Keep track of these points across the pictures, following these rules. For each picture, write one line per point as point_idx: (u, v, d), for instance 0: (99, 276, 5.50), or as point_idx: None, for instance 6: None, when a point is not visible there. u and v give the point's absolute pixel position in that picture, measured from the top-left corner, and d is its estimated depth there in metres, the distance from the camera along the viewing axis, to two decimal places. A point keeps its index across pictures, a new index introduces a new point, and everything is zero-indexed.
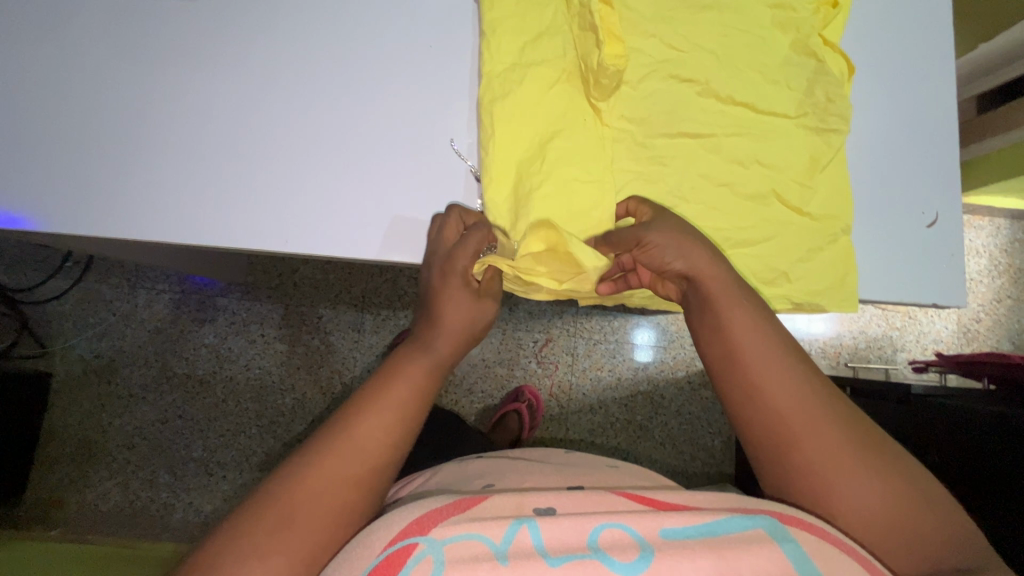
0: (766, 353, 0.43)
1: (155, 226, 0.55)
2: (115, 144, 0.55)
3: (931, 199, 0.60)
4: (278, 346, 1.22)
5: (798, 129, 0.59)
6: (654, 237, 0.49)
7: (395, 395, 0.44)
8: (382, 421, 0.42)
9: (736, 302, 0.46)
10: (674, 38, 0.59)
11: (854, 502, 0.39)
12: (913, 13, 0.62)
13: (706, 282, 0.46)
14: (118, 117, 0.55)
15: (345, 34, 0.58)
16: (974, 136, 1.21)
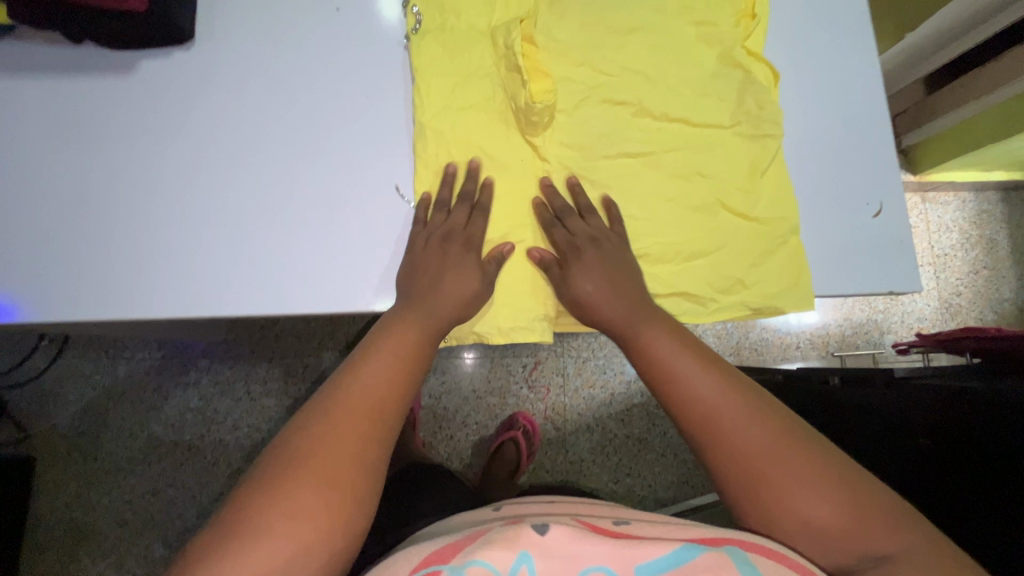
0: (691, 366, 0.48)
1: (108, 303, 0.54)
2: (62, 227, 0.55)
3: (874, 190, 0.61)
4: (267, 402, 1.21)
5: (735, 137, 0.60)
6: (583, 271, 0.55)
7: (389, 358, 0.49)
8: (382, 379, 0.47)
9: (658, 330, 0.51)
10: (604, 63, 0.61)
11: (794, 498, 0.41)
12: (835, 14, 0.64)
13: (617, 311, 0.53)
14: (64, 200, 0.55)
15: (280, 95, 0.59)
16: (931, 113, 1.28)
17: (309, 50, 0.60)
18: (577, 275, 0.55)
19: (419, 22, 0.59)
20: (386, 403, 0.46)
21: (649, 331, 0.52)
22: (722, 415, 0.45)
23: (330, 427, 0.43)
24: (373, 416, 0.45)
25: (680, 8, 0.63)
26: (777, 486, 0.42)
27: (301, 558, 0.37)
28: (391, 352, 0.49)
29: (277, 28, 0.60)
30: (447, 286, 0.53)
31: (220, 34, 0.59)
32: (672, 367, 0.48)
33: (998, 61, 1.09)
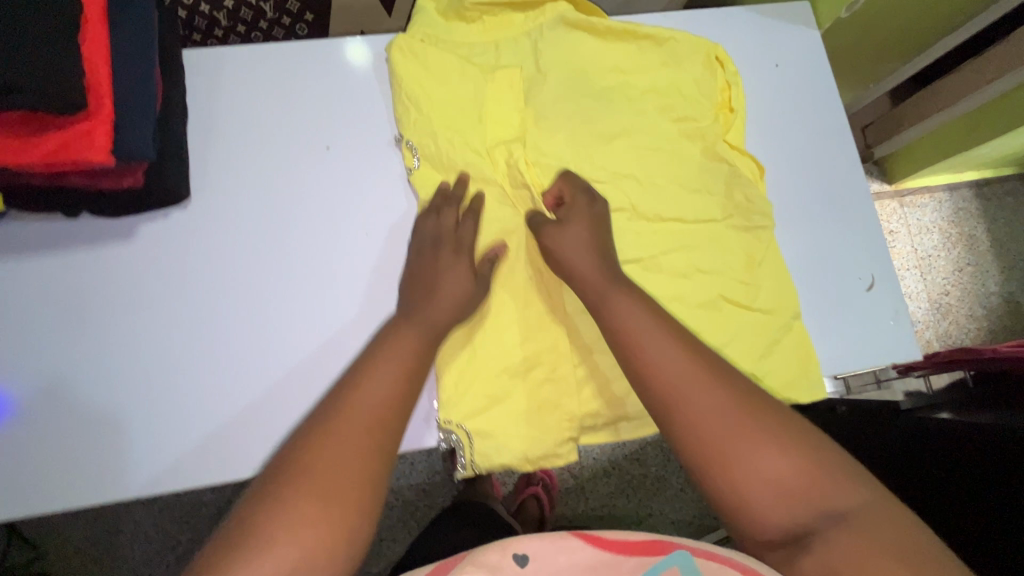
0: (649, 327, 0.47)
1: (136, 476, 0.53)
2: (80, 404, 0.54)
3: (866, 266, 0.64)
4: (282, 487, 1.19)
5: (728, 230, 0.62)
6: (569, 227, 0.55)
7: (388, 366, 0.47)
8: (386, 388, 0.45)
9: (625, 292, 0.51)
10: (594, 171, 0.62)
11: (754, 467, 0.40)
12: (803, 100, 0.68)
13: (584, 266, 0.53)
14: (77, 375, 0.54)
15: (284, 236, 0.59)
16: (896, 125, 1.36)
17: (305, 190, 0.60)
18: (566, 227, 0.55)
19: (414, 154, 0.61)
20: (388, 412, 0.43)
21: (614, 293, 0.51)
22: (676, 374, 0.44)
23: (336, 416, 0.42)
24: (374, 424, 0.42)
25: (659, 107, 0.65)
26: (741, 448, 0.41)
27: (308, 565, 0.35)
28: (390, 360, 0.47)
29: (271, 173, 0.60)
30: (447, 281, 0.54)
31: (215, 187, 0.59)
32: (628, 324, 0.48)
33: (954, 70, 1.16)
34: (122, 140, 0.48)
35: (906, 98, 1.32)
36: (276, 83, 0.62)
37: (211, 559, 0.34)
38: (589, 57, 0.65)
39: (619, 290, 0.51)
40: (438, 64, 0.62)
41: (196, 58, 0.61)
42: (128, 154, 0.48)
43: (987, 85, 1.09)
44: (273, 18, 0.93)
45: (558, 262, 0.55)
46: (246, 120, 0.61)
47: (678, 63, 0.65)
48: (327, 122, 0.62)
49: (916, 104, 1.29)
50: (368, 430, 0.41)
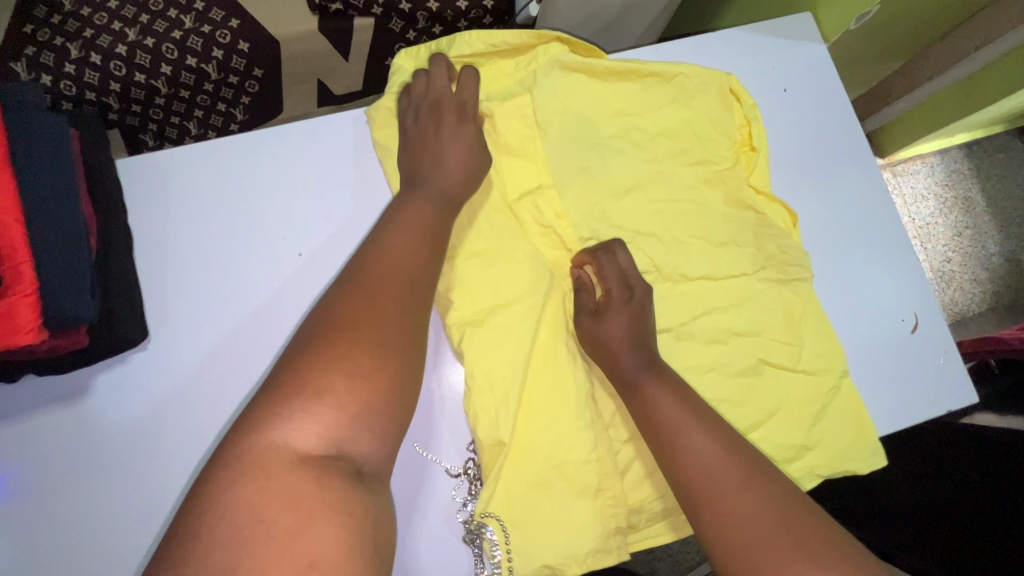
0: (687, 418, 0.45)
1: None
2: (69, 571, 0.47)
3: (908, 305, 0.59)
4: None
5: (762, 283, 0.56)
6: (616, 313, 0.50)
7: (410, 220, 0.46)
8: (405, 243, 0.44)
9: (665, 381, 0.48)
10: (610, 235, 0.56)
11: None
12: (824, 122, 0.62)
13: (622, 350, 0.49)
14: (59, 540, 0.47)
15: (267, 330, 0.52)
16: (883, 101, 1.30)
17: (282, 303, 0.53)
18: (611, 311, 0.50)
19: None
20: (415, 272, 0.43)
21: (649, 381, 0.48)
22: (716, 473, 0.42)
23: (357, 298, 0.39)
24: (405, 286, 0.41)
25: (673, 152, 0.59)
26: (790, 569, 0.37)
27: (347, 430, 0.34)
28: (414, 210, 0.47)
29: (241, 293, 0.53)
30: (452, 157, 0.52)
31: (180, 320, 0.52)
32: (667, 417, 0.46)
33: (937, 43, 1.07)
34: (54, 307, 0.43)
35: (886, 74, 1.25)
36: (234, 185, 0.56)
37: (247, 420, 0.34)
38: (591, 104, 0.59)
39: (657, 378, 0.48)
40: None
41: (138, 171, 0.55)
42: (67, 322, 0.43)
43: (978, 52, 0.99)
44: (218, 79, 0.83)
45: (601, 348, 0.50)
46: (206, 235, 0.55)
47: (688, 99, 0.59)
48: (299, 226, 0.55)
49: (904, 77, 1.21)
50: (403, 289, 0.41)
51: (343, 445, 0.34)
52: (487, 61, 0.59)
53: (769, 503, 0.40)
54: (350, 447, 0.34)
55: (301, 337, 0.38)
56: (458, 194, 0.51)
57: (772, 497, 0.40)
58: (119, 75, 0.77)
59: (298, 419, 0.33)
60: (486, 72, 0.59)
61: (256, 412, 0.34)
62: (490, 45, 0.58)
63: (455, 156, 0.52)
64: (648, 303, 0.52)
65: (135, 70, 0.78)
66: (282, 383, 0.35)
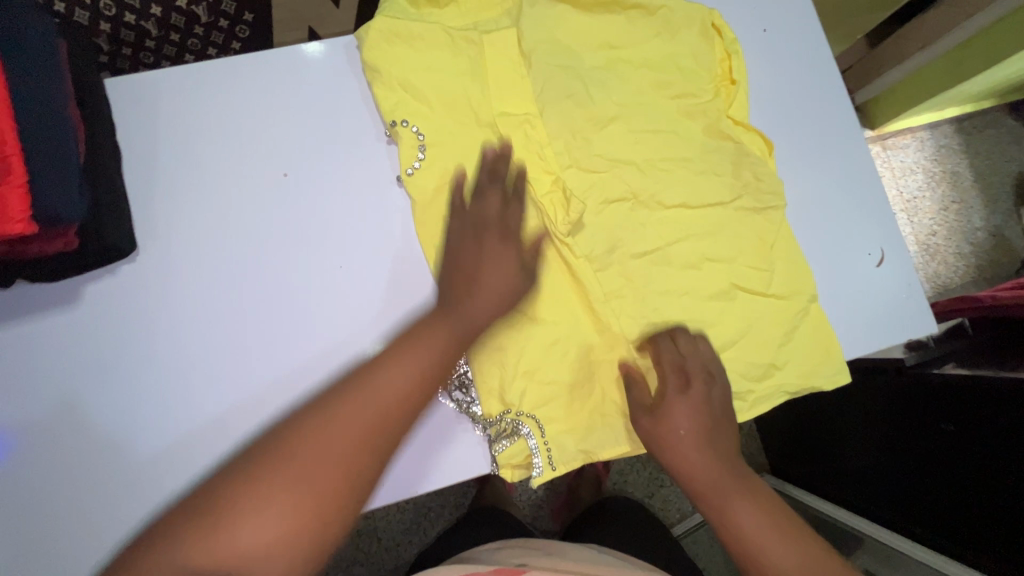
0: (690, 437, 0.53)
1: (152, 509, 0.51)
2: (79, 453, 0.51)
3: (875, 239, 0.62)
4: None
5: (738, 212, 0.58)
6: (674, 387, 0.53)
7: (418, 341, 0.48)
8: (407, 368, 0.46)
9: (686, 401, 0.53)
10: (592, 162, 0.58)
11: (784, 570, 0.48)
12: (797, 64, 0.64)
13: (675, 412, 0.53)
14: (71, 426, 0.52)
15: (257, 242, 0.56)
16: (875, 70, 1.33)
17: (270, 218, 0.56)
18: (673, 384, 0.53)
19: (420, 139, 0.56)
20: (404, 403, 0.45)
21: (671, 398, 0.53)
22: (702, 478, 0.53)
23: (333, 416, 0.43)
24: (383, 417, 0.44)
25: (655, 85, 0.60)
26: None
27: (277, 544, 0.39)
28: (429, 339, 0.48)
29: (229, 209, 0.56)
30: (486, 276, 0.52)
31: (169, 234, 0.55)
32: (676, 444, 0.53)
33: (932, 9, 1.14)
34: (41, 202, 0.42)
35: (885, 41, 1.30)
36: (219, 105, 0.57)
37: (196, 513, 0.39)
38: (576, 37, 0.60)
39: (683, 413, 0.53)
40: (414, 59, 0.57)
41: (123, 88, 0.56)
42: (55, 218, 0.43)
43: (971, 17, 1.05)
44: (207, 22, 0.87)
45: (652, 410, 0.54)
46: (193, 153, 0.56)
47: (671, 33, 0.61)
48: (284, 146, 0.57)
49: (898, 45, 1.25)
50: (384, 412, 0.44)
51: (259, 560, 0.38)
52: None
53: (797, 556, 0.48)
54: (273, 561, 0.39)
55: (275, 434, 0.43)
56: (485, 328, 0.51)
57: (797, 544, 0.49)
58: (110, 14, 0.80)
59: (228, 529, 0.38)
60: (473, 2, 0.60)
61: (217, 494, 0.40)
62: None
63: (494, 287, 0.52)
64: (710, 371, 0.54)
65: (126, 9, 0.81)
66: (237, 474, 0.41)
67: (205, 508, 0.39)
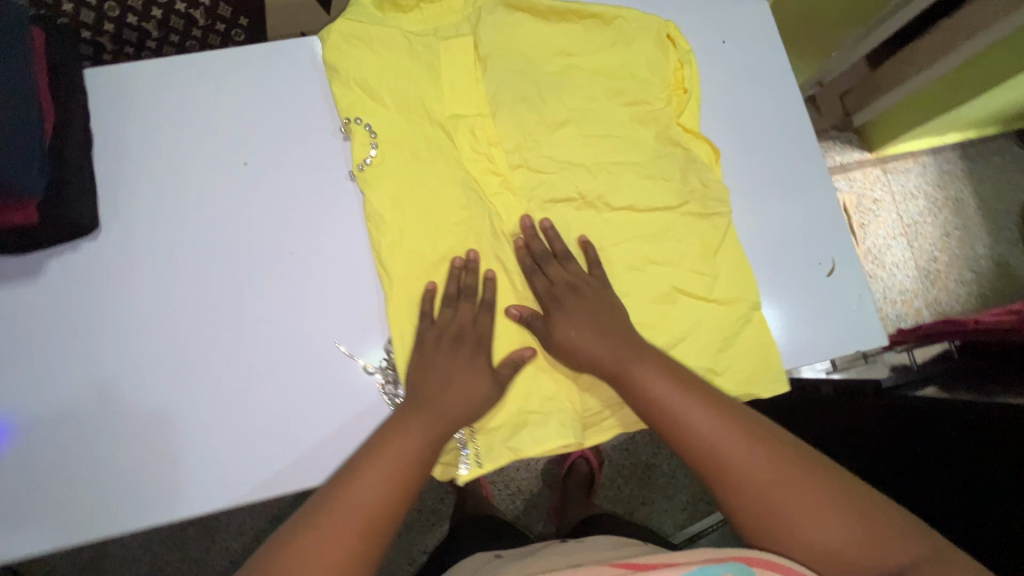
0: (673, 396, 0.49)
1: (98, 479, 0.53)
2: (33, 421, 0.54)
3: (826, 249, 0.61)
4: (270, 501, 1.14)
5: (684, 217, 0.59)
6: (562, 316, 0.54)
7: (394, 453, 0.49)
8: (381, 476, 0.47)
9: (597, 330, 0.53)
10: (542, 163, 0.60)
11: (818, 535, 0.42)
12: (753, 76, 0.65)
13: (581, 345, 0.53)
14: (27, 394, 0.54)
15: (214, 226, 0.58)
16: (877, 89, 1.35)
17: (228, 204, 0.59)
18: (562, 319, 0.54)
19: (373, 136, 0.58)
20: (381, 504, 0.46)
21: (566, 323, 0.54)
22: (705, 445, 0.47)
23: (320, 535, 0.44)
24: (365, 524, 0.45)
25: (609, 91, 0.62)
26: (799, 522, 0.43)
27: None
28: (397, 439, 0.49)
29: (190, 195, 0.59)
30: (456, 388, 0.52)
31: (129, 215, 0.58)
32: (662, 405, 0.49)
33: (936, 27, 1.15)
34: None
35: (886, 62, 1.33)
36: (189, 97, 0.60)
37: None
38: (533, 43, 0.62)
39: (640, 357, 0.51)
40: (372, 60, 0.59)
41: (100, 79, 0.60)
42: (10, 189, 0.46)
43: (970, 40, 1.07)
44: (205, 25, 0.94)
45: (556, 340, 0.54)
46: (160, 140, 0.59)
47: (626, 43, 0.62)
48: (245, 137, 0.60)
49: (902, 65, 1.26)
50: (365, 519, 0.46)
51: None
52: None
53: (768, 460, 0.45)
54: None
55: (268, 554, 0.44)
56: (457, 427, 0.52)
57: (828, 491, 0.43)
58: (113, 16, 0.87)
59: None
60: (435, 9, 0.62)
61: None
62: None
63: (459, 385, 0.52)
64: (605, 291, 0.55)
65: (129, 11, 0.88)
66: None
67: None
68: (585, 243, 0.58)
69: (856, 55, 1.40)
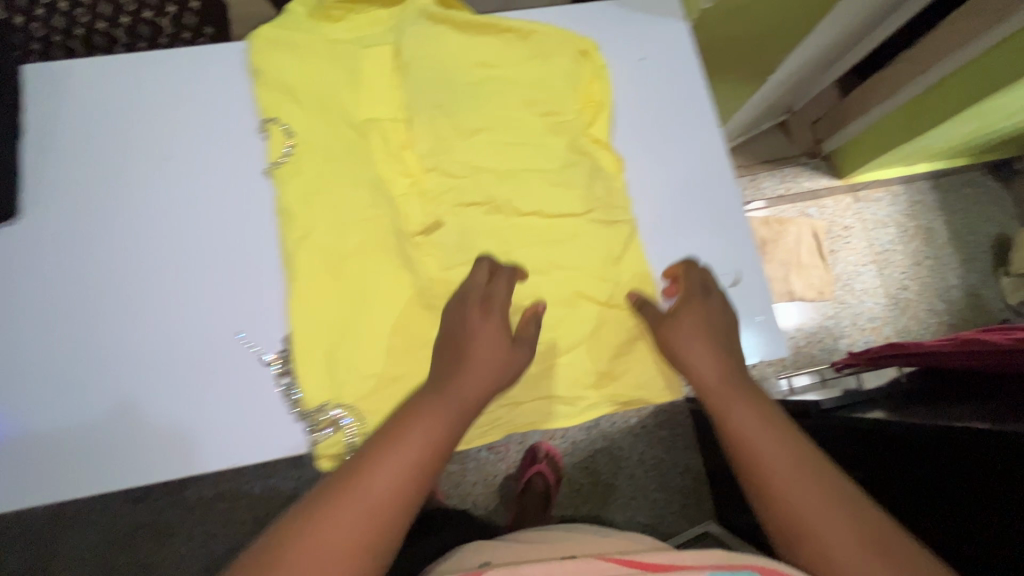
0: (752, 414, 0.47)
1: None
2: None
3: (731, 261, 0.62)
4: (217, 501, 1.14)
5: (589, 224, 0.60)
6: (688, 313, 0.53)
7: (420, 438, 0.43)
8: (403, 465, 0.41)
9: (702, 336, 0.52)
10: (453, 166, 0.61)
11: None
12: (671, 91, 0.67)
13: (688, 349, 0.52)
14: None
15: (129, 216, 0.60)
16: (859, 107, 1.37)
17: (145, 195, 0.61)
18: (682, 315, 0.53)
19: (289, 136, 0.61)
20: (415, 474, 0.41)
21: (687, 322, 0.53)
22: (771, 465, 0.44)
23: (351, 496, 0.39)
24: (393, 497, 0.40)
25: (525, 100, 0.64)
26: (844, 563, 0.38)
27: None
28: (427, 420, 0.44)
29: (112, 185, 0.61)
30: (477, 349, 0.49)
31: (52, 202, 0.60)
32: (738, 426, 0.47)
33: (908, 49, 1.17)
34: None
35: (862, 83, 1.35)
36: (119, 92, 0.63)
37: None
38: (454, 52, 0.64)
39: (734, 376, 0.50)
40: (295, 63, 0.62)
41: (33, 71, 0.62)
42: None
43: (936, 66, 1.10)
44: (171, 34, 0.97)
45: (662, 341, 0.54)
46: (89, 131, 0.62)
47: (545, 56, 0.65)
48: (170, 132, 0.62)
49: (876, 87, 1.29)
50: (402, 487, 0.40)
51: None
52: (366, 9, 0.65)
53: (828, 497, 0.41)
54: None
55: (294, 507, 0.39)
56: (476, 411, 0.47)
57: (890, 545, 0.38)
58: (83, 21, 0.95)
59: None
60: (362, 18, 0.65)
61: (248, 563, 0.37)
62: None
63: (488, 342, 0.49)
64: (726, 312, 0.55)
65: (98, 18, 0.96)
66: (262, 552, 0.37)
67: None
68: (688, 264, 0.58)
69: (829, 78, 1.41)
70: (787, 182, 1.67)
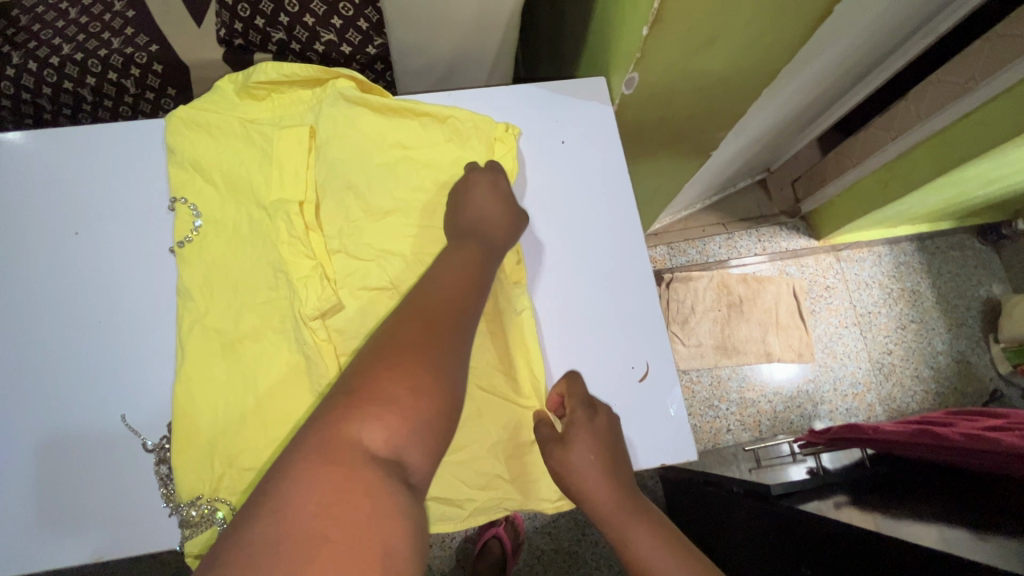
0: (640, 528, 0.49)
1: None
2: None
3: (640, 354, 0.60)
4: (164, 556, 1.12)
5: (490, 314, 0.58)
6: (578, 443, 0.52)
7: (462, 266, 0.51)
8: (457, 280, 0.49)
9: (597, 460, 0.51)
10: (359, 250, 0.61)
11: None
12: (590, 176, 0.66)
13: (584, 475, 0.51)
14: None
15: (31, 291, 0.60)
16: (842, 164, 1.33)
17: (48, 270, 0.61)
18: (576, 443, 0.52)
19: (196, 216, 0.62)
20: (457, 303, 0.47)
21: (576, 448, 0.52)
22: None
23: (404, 327, 0.44)
24: (442, 316, 0.45)
25: (437, 184, 0.63)
26: None
27: (407, 433, 0.38)
28: (458, 262, 0.51)
29: (18, 258, 0.61)
30: (490, 212, 0.57)
31: None
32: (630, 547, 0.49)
33: (896, 105, 1.11)
34: None
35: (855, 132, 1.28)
36: (36, 165, 0.63)
37: (324, 423, 0.38)
38: (369, 132, 0.64)
39: (627, 499, 0.51)
40: (211, 145, 0.63)
41: None
42: None
43: (921, 123, 1.04)
44: (136, 93, 0.85)
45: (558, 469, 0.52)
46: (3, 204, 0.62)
47: (462, 139, 0.64)
48: (81, 208, 0.63)
49: (864, 141, 1.23)
50: (449, 313, 0.46)
51: (402, 447, 0.38)
52: (289, 87, 0.66)
53: None
54: (409, 452, 0.38)
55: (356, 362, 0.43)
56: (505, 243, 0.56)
57: None
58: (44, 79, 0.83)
59: (359, 427, 0.37)
60: (285, 98, 0.66)
61: (329, 412, 0.39)
62: (286, 75, 0.65)
63: (494, 206, 0.57)
64: (611, 427, 0.54)
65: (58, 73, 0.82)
66: (338, 401, 0.39)
67: (336, 418, 0.38)
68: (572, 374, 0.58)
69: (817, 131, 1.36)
70: (763, 242, 1.62)
